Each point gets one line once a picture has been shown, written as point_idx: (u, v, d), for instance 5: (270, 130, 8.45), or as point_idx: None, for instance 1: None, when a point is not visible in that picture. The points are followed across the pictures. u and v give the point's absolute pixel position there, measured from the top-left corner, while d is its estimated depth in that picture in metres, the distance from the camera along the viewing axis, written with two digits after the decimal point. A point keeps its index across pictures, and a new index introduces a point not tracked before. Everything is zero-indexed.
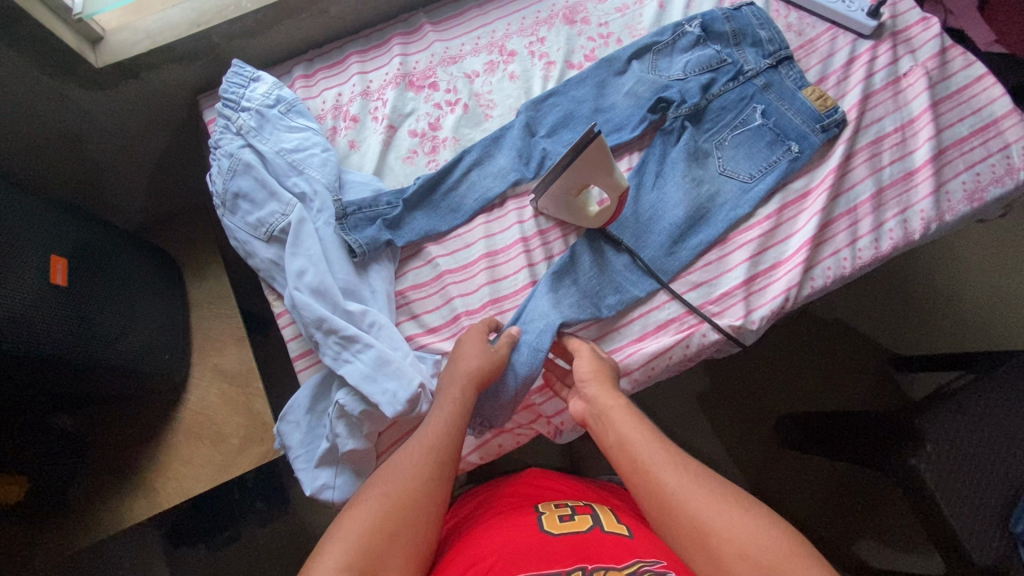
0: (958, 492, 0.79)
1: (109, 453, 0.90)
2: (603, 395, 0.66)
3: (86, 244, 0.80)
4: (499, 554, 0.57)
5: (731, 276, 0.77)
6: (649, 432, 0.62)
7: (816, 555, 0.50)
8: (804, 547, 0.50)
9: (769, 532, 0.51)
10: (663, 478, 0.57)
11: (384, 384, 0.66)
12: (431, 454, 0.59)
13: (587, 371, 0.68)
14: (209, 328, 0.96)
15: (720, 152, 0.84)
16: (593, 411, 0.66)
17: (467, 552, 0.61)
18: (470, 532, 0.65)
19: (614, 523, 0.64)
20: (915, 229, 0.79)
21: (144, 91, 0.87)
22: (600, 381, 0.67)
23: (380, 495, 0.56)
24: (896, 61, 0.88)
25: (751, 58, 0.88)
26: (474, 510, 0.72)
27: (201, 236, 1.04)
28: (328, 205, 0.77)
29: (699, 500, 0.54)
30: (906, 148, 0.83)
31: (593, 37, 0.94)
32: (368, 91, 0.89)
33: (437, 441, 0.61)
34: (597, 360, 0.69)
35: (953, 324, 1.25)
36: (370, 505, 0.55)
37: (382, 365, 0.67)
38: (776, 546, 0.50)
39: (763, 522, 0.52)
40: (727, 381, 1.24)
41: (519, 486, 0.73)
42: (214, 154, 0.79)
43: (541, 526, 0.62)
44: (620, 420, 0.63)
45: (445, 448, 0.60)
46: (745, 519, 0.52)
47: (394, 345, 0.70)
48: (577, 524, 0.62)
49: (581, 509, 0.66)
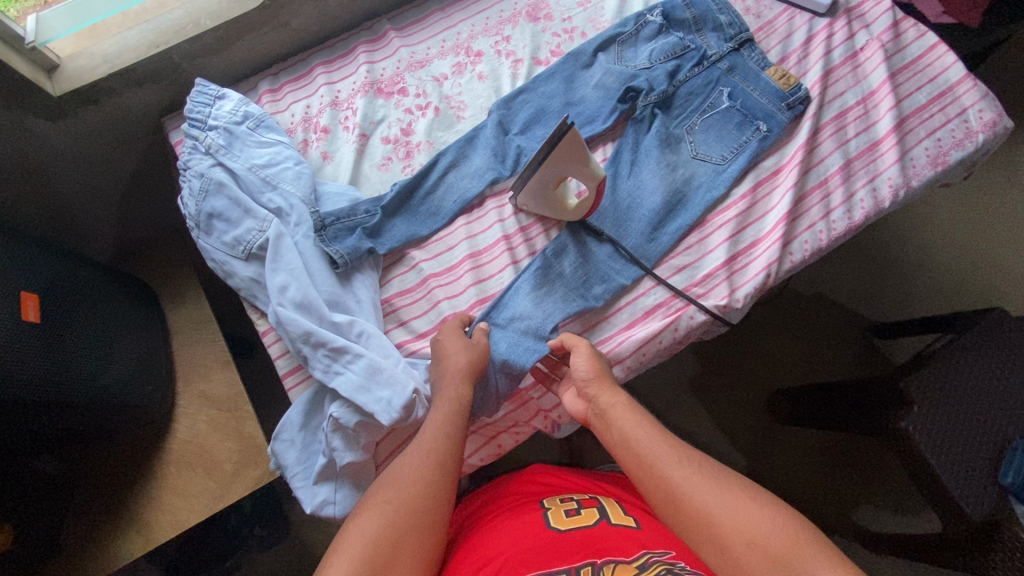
0: (947, 450, 0.81)
1: (98, 490, 0.87)
2: (606, 394, 0.66)
3: (58, 278, 0.78)
4: (510, 554, 0.58)
5: (713, 257, 0.78)
6: (654, 428, 0.62)
7: (819, 538, 0.51)
8: (810, 533, 0.51)
9: (774, 520, 0.52)
10: (669, 472, 0.57)
11: (378, 393, 0.66)
12: (432, 457, 0.59)
13: (588, 370, 0.67)
14: (193, 354, 0.94)
15: (692, 137, 0.85)
16: (595, 410, 0.67)
17: (477, 552, 0.61)
18: (476, 532, 0.65)
19: (622, 515, 0.64)
20: (885, 197, 0.81)
21: (106, 117, 0.85)
22: (601, 380, 0.67)
23: (385, 504, 0.55)
24: (852, 36, 0.91)
25: (713, 43, 0.90)
26: (479, 512, 0.71)
27: (176, 261, 1.01)
28: (306, 218, 0.76)
29: (704, 492, 0.55)
30: (870, 119, 0.85)
31: (558, 33, 0.94)
32: (337, 101, 0.89)
33: (439, 444, 0.61)
34: (595, 359, 0.68)
35: (927, 287, 1.28)
36: (373, 515, 0.54)
37: (373, 374, 0.67)
38: (785, 534, 0.51)
39: (769, 509, 0.53)
40: (717, 363, 1.25)
41: (522, 483, 0.74)
42: (183, 175, 0.78)
43: (547, 522, 0.62)
44: (621, 418, 0.64)
45: (447, 448, 0.61)
46: (751, 508, 0.53)
47: (385, 353, 0.70)
48: (585, 519, 0.63)
49: (587, 503, 0.66)
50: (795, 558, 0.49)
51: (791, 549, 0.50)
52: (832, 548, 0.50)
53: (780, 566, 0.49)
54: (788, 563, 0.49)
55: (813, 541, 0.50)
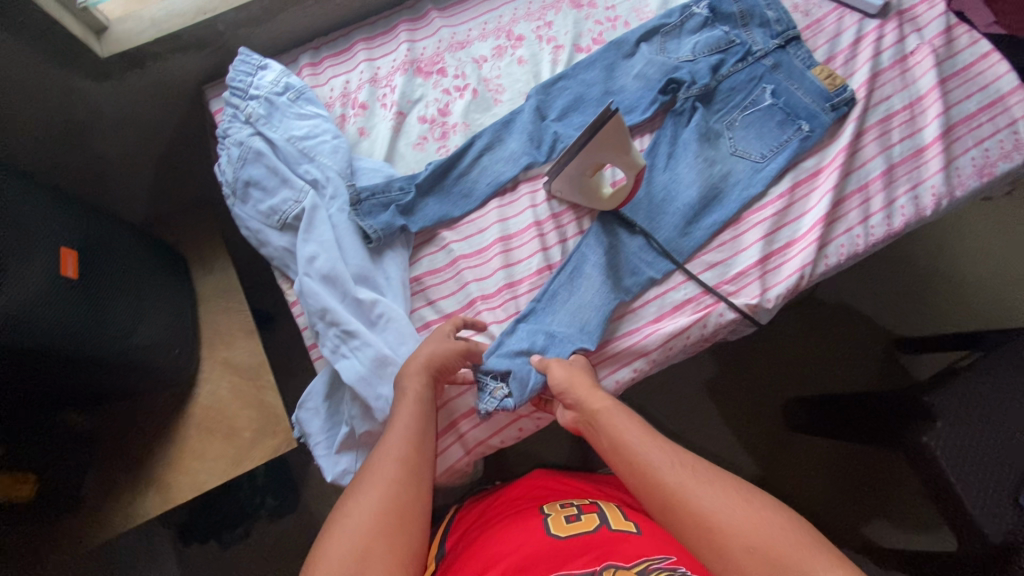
0: (971, 466, 0.80)
1: (122, 447, 0.89)
2: (589, 399, 0.65)
3: (93, 236, 0.79)
4: (510, 560, 0.58)
5: (746, 255, 0.77)
6: (645, 432, 0.61)
7: (826, 545, 0.49)
8: (813, 535, 0.49)
9: (775, 522, 0.50)
10: (663, 476, 0.56)
11: (379, 387, 0.67)
12: (399, 458, 0.57)
13: (563, 382, 0.67)
14: (218, 322, 0.96)
15: (731, 133, 0.84)
16: (584, 419, 0.65)
17: (477, 560, 0.61)
18: (477, 541, 0.65)
19: (622, 521, 0.64)
20: (927, 205, 0.79)
21: (150, 82, 0.86)
22: (579, 386, 0.66)
23: (347, 518, 0.51)
24: (903, 39, 0.89)
25: (759, 39, 0.88)
26: (479, 519, 0.71)
27: (207, 230, 1.03)
28: (341, 191, 0.76)
29: (702, 495, 0.53)
30: (915, 125, 0.83)
31: (601, 21, 0.93)
32: (376, 79, 0.89)
33: (404, 444, 0.58)
34: (569, 369, 0.68)
35: (956, 304, 1.26)
36: (339, 529, 0.50)
37: (378, 366, 0.68)
38: (786, 535, 0.49)
39: (768, 509, 0.51)
40: (734, 367, 1.24)
41: (523, 488, 0.74)
42: (223, 143, 0.79)
43: (547, 528, 0.62)
44: (611, 424, 0.62)
45: (412, 448, 0.58)
46: (749, 510, 0.51)
47: (399, 341, 0.70)
48: (585, 525, 0.63)
49: (587, 509, 0.66)
50: (799, 559, 0.47)
51: (791, 552, 0.48)
52: (831, 548, 0.48)
53: (781, 569, 0.47)
54: (788, 566, 0.47)
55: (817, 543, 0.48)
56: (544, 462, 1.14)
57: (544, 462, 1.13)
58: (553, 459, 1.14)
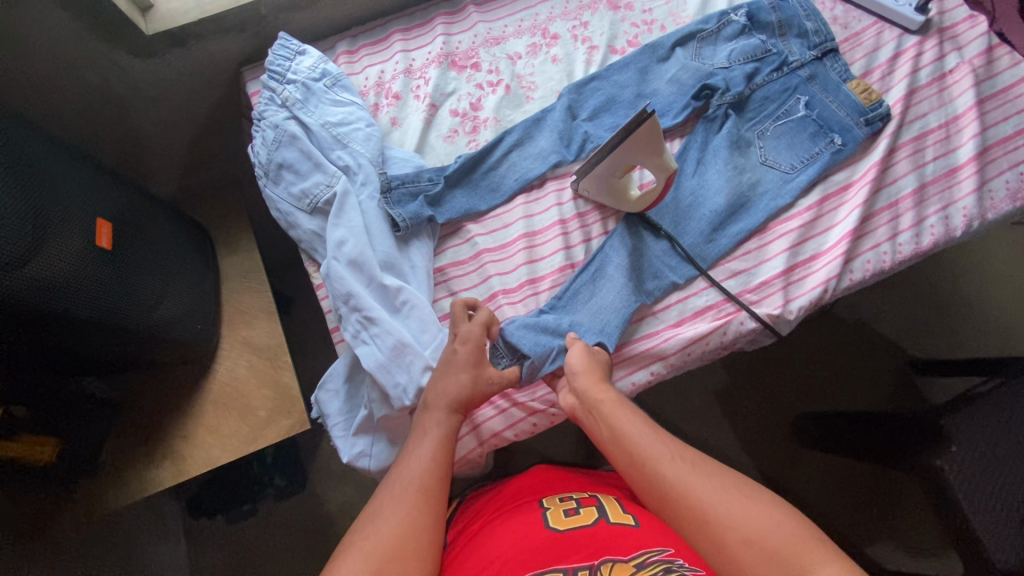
0: (986, 492, 0.78)
1: (139, 418, 0.91)
2: (593, 390, 0.65)
3: (126, 209, 0.80)
4: (508, 555, 0.58)
5: (770, 266, 0.77)
6: (647, 427, 0.62)
7: (823, 538, 0.50)
8: (808, 529, 0.51)
9: (771, 516, 0.51)
10: (662, 469, 0.57)
11: (396, 375, 0.68)
12: (417, 487, 0.58)
13: (579, 366, 0.67)
14: (240, 301, 0.98)
15: (762, 142, 0.84)
16: (585, 406, 0.65)
17: (478, 555, 0.61)
18: (479, 536, 0.65)
19: (620, 514, 0.64)
20: (957, 226, 0.78)
21: (190, 62, 0.88)
22: (590, 373, 0.66)
23: (361, 540, 0.53)
24: (942, 57, 0.88)
25: (796, 50, 0.88)
26: (480, 513, 0.72)
27: (234, 210, 1.05)
28: (372, 178, 0.77)
29: (700, 489, 0.55)
30: (950, 145, 0.82)
31: (637, 24, 0.93)
32: (411, 70, 0.89)
33: (424, 471, 0.59)
34: (589, 356, 0.68)
35: (976, 329, 1.24)
36: (353, 551, 0.52)
37: (397, 354, 0.69)
38: (782, 529, 0.50)
39: (764, 505, 0.53)
40: (746, 378, 1.24)
41: (525, 482, 0.74)
42: (258, 125, 0.80)
43: (546, 522, 0.62)
44: (614, 415, 0.63)
45: (431, 475, 0.59)
46: (747, 505, 0.53)
47: (421, 330, 0.71)
48: (583, 518, 0.63)
49: (586, 502, 0.66)
50: (794, 553, 0.48)
51: (787, 546, 0.49)
52: (827, 542, 0.50)
53: (776, 563, 0.48)
54: (785, 559, 0.48)
55: (812, 537, 0.50)
56: (550, 461, 1.14)
57: (550, 460, 1.14)
58: (559, 458, 1.14)
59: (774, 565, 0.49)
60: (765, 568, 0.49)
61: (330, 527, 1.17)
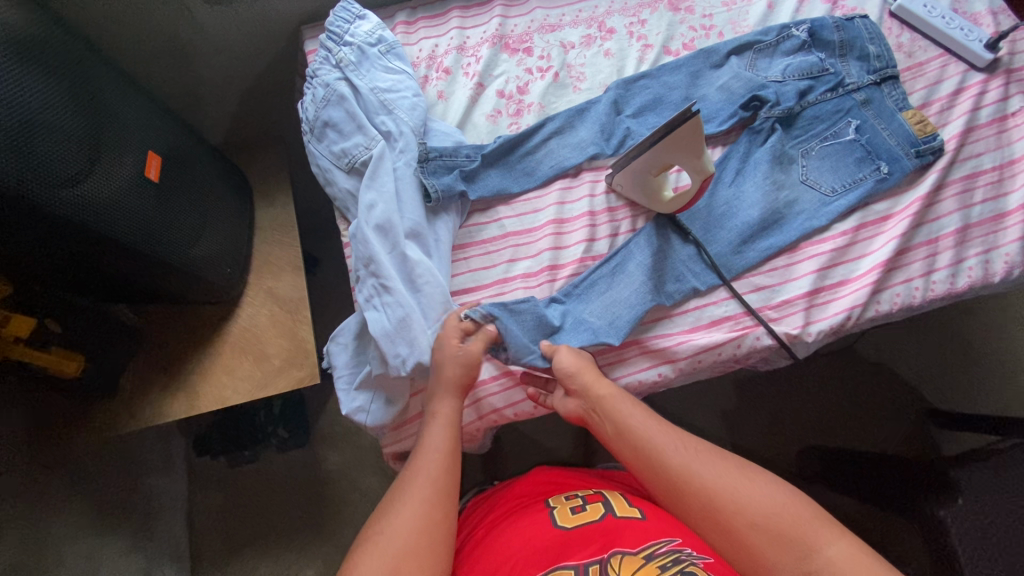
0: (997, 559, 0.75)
1: (160, 350, 0.94)
2: (595, 386, 0.66)
3: (175, 146, 0.83)
4: (520, 554, 0.60)
5: (796, 285, 0.76)
6: (647, 417, 0.64)
7: (825, 515, 0.54)
8: (810, 509, 0.54)
9: (775, 499, 0.55)
10: (667, 460, 0.59)
11: (398, 346, 0.69)
12: (429, 482, 0.60)
13: (571, 366, 0.68)
14: (270, 252, 1.01)
15: (805, 161, 0.83)
16: (587, 405, 0.67)
17: (486, 555, 0.62)
18: (487, 535, 0.66)
19: (626, 507, 0.65)
20: (996, 272, 0.76)
21: (254, 14, 0.91)
22: (587, 373, 0.67)
23: (376, 534, 0.56)
24: (1006, 98, 0.85)
25: (854, 72, 0.86)
26: (486, 517, 0.72)
27: (277, 166, 1.08)
28: (412, 146, 0.79)
29: (706, 477, 0.57)
30: (1001, 189, 0.80)
31: (695, 27, 0.93)
32: (463, 47, 0.91)
33: (434, 466, 0.62)
34: (575, 356, 0.69)
35: (1001, 387, 1.20)
36: (371, 545, 0.55)
37: (402, 326, 0.69)
38: (786, 511, 0.54)
39: (768, 488, 0.56)
40: (755, 402, 1.22)
41: (528, 483, 0.73)
42: (310, 82, 0.82)
43: (553, 520, 0.63)
44: (618, 409, 0.65)
45: (441, 468, 0.62)
46: (751, 488, 0.56)
47: (431, 307, 0.72)
48: (590, 515, 0.63)
49: (593, 497, 0.66)
50: (798, 534, 0.52)
51: (793, 527, 0.53)
52: (828, 517, 0.54)
53: (785, 544, 0.52)
54: (793, 540, 0.52)
55: (814, 516, 0.53)
56: (545, 452, 1.15)
57: (545, 451, 1.15)
58: (554, 451, 1.15)
59: (781, 546, 0.52)
60: (773, 549, 0.52)
61: (325, 484, 1.21)
